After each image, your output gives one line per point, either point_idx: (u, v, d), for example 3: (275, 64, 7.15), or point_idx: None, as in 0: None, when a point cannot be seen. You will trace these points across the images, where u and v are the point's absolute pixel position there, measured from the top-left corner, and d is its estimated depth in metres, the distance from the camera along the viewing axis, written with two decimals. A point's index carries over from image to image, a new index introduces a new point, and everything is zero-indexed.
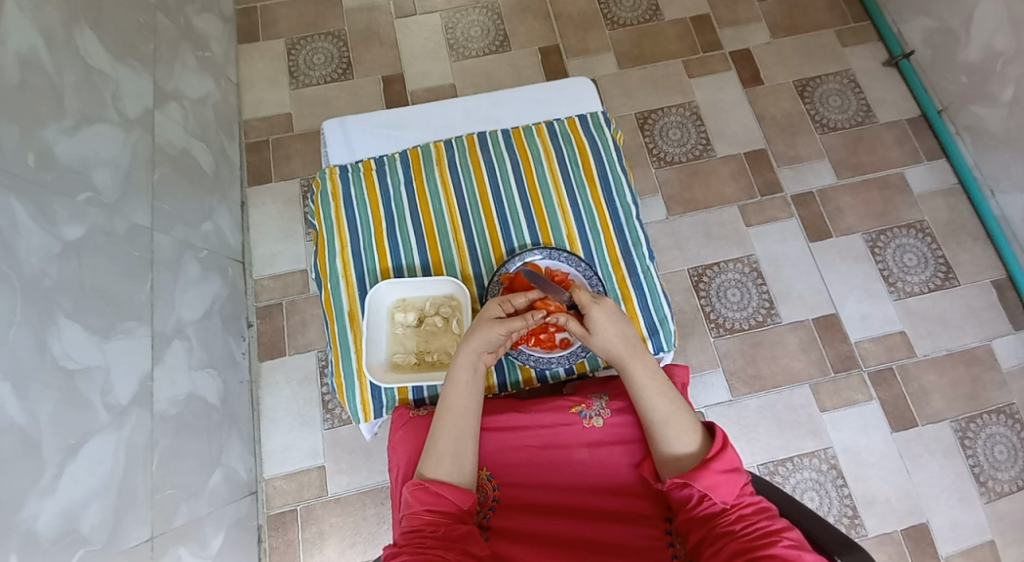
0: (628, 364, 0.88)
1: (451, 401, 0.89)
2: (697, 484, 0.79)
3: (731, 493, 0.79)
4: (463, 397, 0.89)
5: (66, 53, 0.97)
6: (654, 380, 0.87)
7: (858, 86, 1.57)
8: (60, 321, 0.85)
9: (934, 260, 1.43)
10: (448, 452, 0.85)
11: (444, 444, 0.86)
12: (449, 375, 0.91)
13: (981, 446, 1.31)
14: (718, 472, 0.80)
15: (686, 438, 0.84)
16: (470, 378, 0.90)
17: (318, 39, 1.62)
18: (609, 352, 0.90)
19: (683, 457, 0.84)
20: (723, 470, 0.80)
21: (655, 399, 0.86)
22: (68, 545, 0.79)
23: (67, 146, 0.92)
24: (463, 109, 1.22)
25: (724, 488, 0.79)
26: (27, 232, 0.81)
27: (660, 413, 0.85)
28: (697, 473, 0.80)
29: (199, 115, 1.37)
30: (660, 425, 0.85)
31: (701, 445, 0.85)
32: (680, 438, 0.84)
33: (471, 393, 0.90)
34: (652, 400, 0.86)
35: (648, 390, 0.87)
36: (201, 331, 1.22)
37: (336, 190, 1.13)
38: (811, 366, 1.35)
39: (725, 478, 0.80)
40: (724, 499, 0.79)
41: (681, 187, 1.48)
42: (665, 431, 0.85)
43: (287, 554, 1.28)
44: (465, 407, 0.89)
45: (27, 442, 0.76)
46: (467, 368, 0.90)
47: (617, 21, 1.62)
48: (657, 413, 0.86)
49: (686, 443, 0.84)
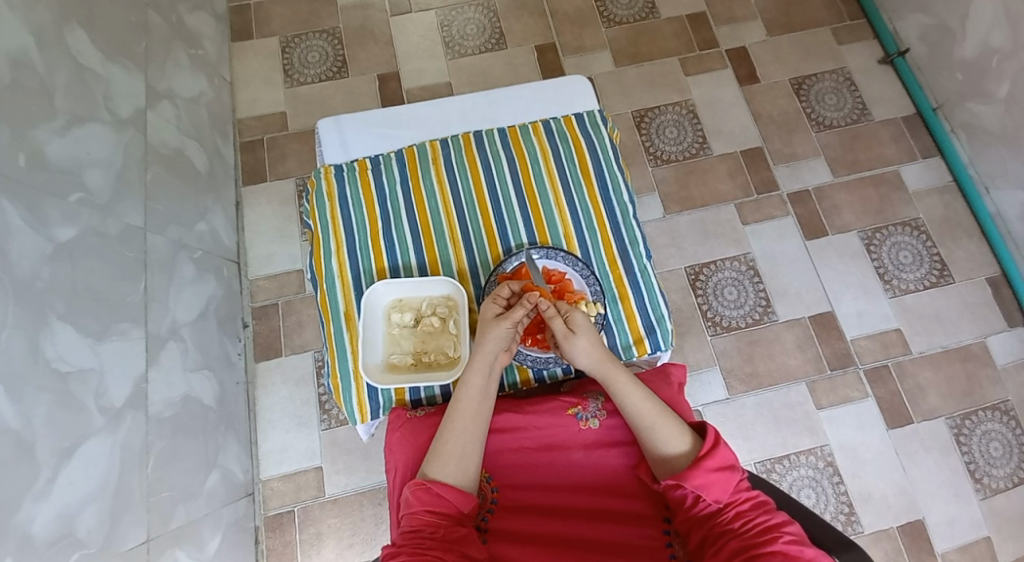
0: (610, 374, 0.89)
1: (462, 404, 0.88)
2: (689, 484, 0.79)
3: (725, 491, 0.79)
4: (475, 402, 0.89)
5: (57, 53, 0.96)
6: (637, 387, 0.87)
7: (854, 84, 1.58)
8: (53, 324, 0.84)
9: (929, 257, 1.43)
10: (453, 455, 0.85)
11: (452, 446, 0.85)
12: (463, 379, 0.91)
13: (977, 443, 1.31)
14: (710, 470, 0.80)
15: (675, 440, 0.84)
16: (482, 383, 0.90)
17: (312, 37, 1.61)
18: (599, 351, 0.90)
19: (674, 458, 0.84)
20: (715, 468, 0.80)
21: (642, 402, 0.86)
22: (65, 548, 0.79)
23: (58, 145, 0.91)
24: (459, 108, 1.21)
25: (717, 487, 0.79)
26: (19, 234, 0.80)
27: (647, 417, 0.85)
28: (689, 473, 0.80)
29: (192, 115, 1.36)
30: (644, 430, 0.86)
31: (691, 444, 0.84)
32: (668, 440, 0.84)
33: (482, 397, 0.89)
34: (633, 402, 0.86)
35: (628, 398, 0.87)
36: (196, 332, 1.21)
37: (330, 189, 1.12)
38: (808, 363, 1.35)
39: (718, 476, 0.80)
40: (718, 498, 0.79)
41: (678, 186, 1.48)
42: (653, 434, 0.85)
43: (285, 555, 1.28)
44: (475, 412, 0.88)
45: (21, 446, 0.75)
46: (482, 372, 0.91)
47: (613, 19, 1.62)
48: (644, 417, 0.86)
49: (677, 444, 0.84)
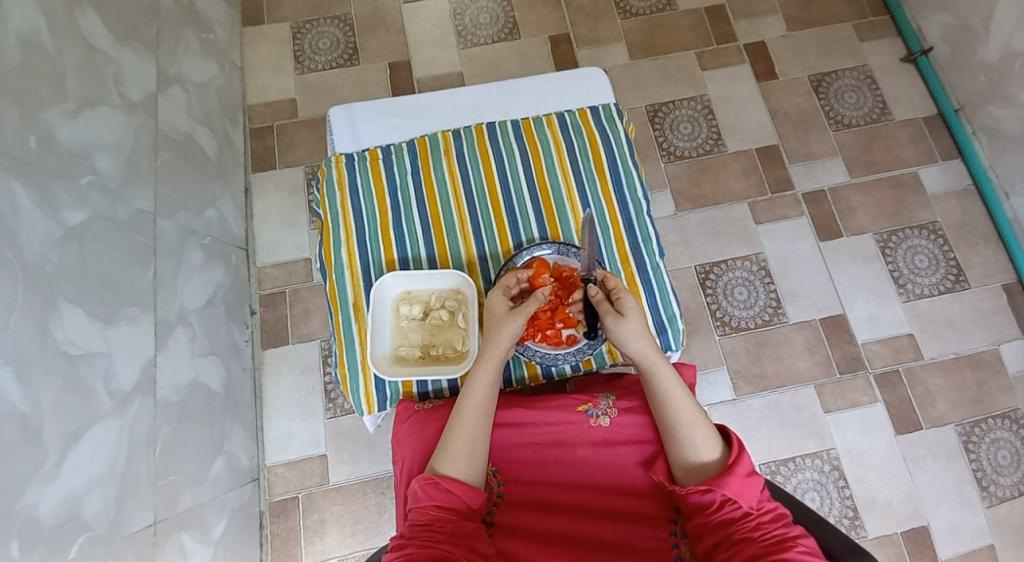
0: (654, 363, 0.87)
1: (471, 401, 0.87)
2: (723, 488, 0.78)
3: (755, 497, 0.78)
4: (482, 397, 0.88)
5: (68, 35, 0.95)
6: (676, 383, 0.86)
7: (874, 82, 1.54)
8: (63, 307, 0.84)
9: (945, 262, 1.41)
10: (464, 451, 0.84)
11: (463, 441, 0.85)
12: (472, 371, 0.90)
13: (984, 451, 1.30)
14: (743, 477, 0.79)
15: (706, 447, 0.83)
16: (491, 379, 0.90)
17: (323, 23, 1.59)
18: (639, 345, 0.88)
19: (702, 465, 0.83)
20: (745, 474, 0.79)
21: (679, 398, 0.85)
22: (69, 532, 0.79)
23: (68, 129, 0.91)
24: (472, 99, 1.20)
25: (750, 493, 0.78)
26: (29, 217, 0.80)
27: (683, 415, 0.84)
28: (723, 480, 0.78)
29: (202, 100, 1.35)
30: (683, 425, 0.83)
31: (720, 453, 0.83)
32: (701, 444, 0.83)
33: (490, 392, 0.89)
34: (671, 393, 0.85)
35: (667, 386, 0.86)
36: (204, 319, 1.21)
37: (341, 178, 1.11)
38: (817, 366, 1.34)
39: (749, 482, 0.79)
40: (749, 504, 0.77)
41: (691, 182, 1.46)
42: (691, 431, 0.83)
43: (287, 541, 1.29)
44: (486, 406, 0.88)
45: (28, 429, 0.76)
46: (491, 368, 0.90)
47: (629, 10, 1.59)
48: (678, 414, 0.84)
49: (710, 450, 0.83)
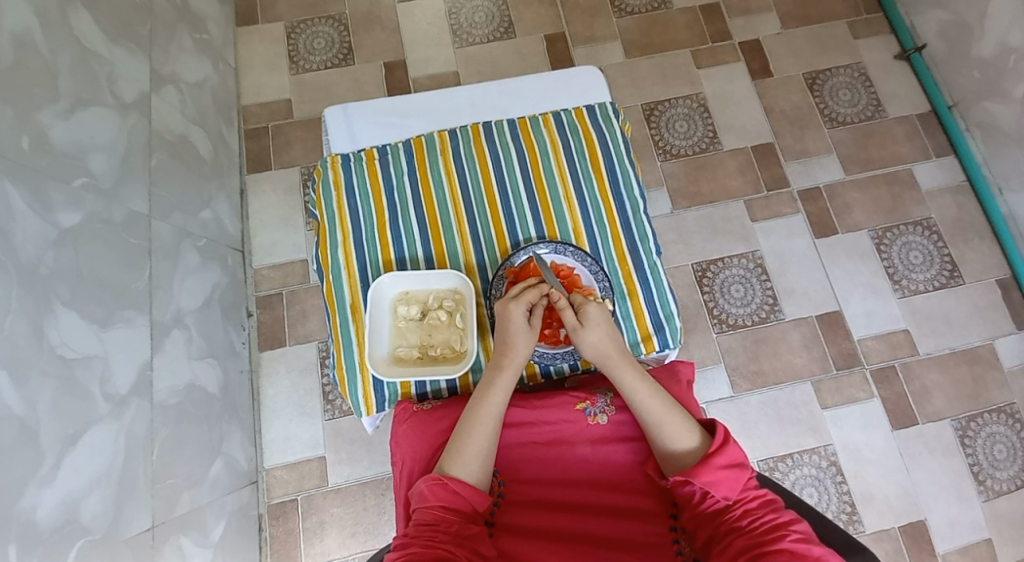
0: (616, 368, 0.88)
1: (484, 412, 0.87)
2: (698, 480, 0.78)
3: (733, 488, 0.78)
4: (496, 410, 0.87)
5: (61, 34, 0.95)
6: (644, 384, 0.86)
7: (869, 79, 1.55)
8: (58, 309, 0.84)
9: (941, 258, 1.42)
10: (476, 456, 0.84)
11: (476, 448, 0.84)
12: (490, 380, 0.90)
13: (981, 445, 1.31)
14: (718, 467, 0.79)
15: (683, 437, 0.83)
16: (508, 393, 0.89)
17: (317, 23, 1.59)
18: (597, 354, 0.90)
19: (682, 455, 0.83)
20: (723, 465, 0.79)
21: (648, 399, 0.85)
22: (67, 535, 0.79)
23: (62, 129, 0.90)
24: (468, 98, 1.20)
25: (725, 484, 0.78)
26: (23, 218, 0.80)
27: (657, 411, 0.84)
28: (697, 470, 0.78)
29: (197, 100, 1.34)
30: (654, 428, 0.84)
31: (701, 442, 0.83)
32: (676, 438, 0.83)
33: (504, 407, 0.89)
34: (638, 394, 0.85)
35: (633, 390, 0.86)
36: (201, 320, 1.21)
37: (338, 178, 1.11)
38: (814, 363, 1.35)
39: (726, 473, 0.79)
40: (725, 495, 0.78)
41: (688, 180, 1.46)
42: (661, 432, 0.84)
43: (287, 543, 1.29)
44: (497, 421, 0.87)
45: (25, 431, 0.75)
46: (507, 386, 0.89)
47: (625, 9, 1.59)
48: (651, 415, 0.84)
49: (687, 442, 0.83)
